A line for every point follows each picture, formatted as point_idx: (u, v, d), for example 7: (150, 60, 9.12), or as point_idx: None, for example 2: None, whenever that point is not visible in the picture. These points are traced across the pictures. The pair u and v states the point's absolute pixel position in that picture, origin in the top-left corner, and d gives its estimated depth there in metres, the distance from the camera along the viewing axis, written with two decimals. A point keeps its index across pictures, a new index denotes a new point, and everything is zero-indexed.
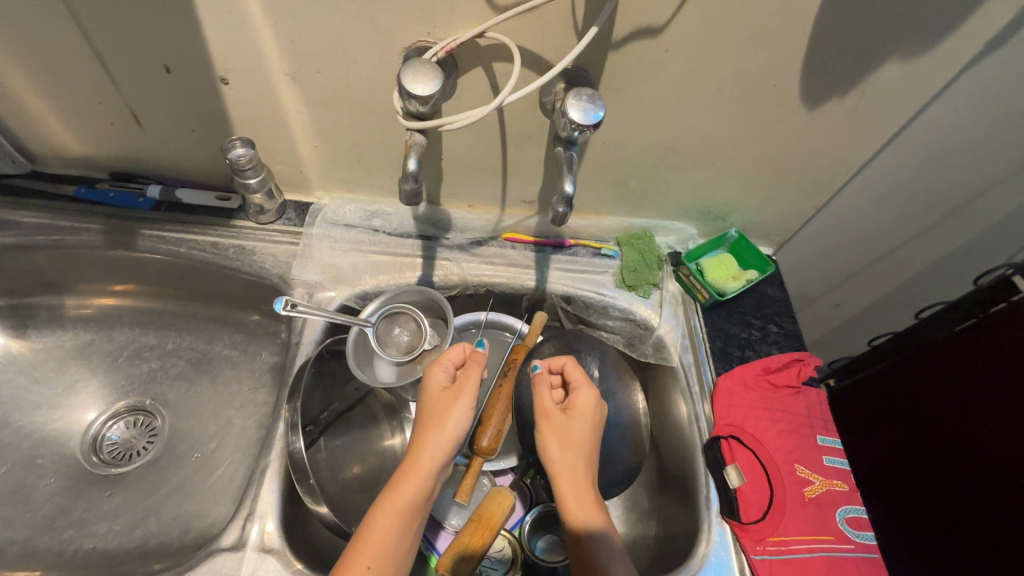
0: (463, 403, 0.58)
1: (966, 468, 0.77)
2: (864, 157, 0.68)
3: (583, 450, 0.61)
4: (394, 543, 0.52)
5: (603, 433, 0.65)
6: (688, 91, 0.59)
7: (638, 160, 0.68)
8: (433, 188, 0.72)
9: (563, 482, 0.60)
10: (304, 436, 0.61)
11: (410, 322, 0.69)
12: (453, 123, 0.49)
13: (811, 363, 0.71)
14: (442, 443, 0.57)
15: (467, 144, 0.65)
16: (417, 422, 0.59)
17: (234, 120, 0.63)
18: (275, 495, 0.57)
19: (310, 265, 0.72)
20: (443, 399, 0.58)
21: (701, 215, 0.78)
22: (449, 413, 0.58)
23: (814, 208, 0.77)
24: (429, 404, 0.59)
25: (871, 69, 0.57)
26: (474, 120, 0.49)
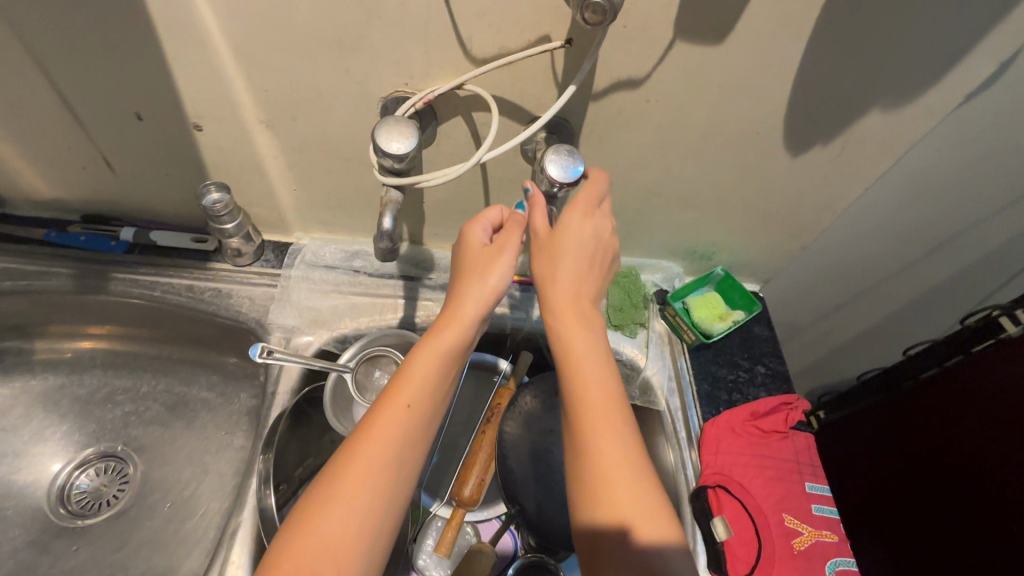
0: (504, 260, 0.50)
1: (954, 512, 0.75)
2: (849, 200, 0.67)
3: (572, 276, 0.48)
4: (436, 387, 0.47)
5: (603, 259, 0.51)
6: (670, 139, 0.58)
7: (621, 203, 0.67)
8: (415, 228, 0.71)
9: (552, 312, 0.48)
10: (277, 494, 0.59)
11: (390, 365, 0.66)
12: (431, 181, 0.49)
13: (799, 407, 0.70)
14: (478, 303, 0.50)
15: (448, 189, 0.64)
16: (452, 283, 0.52)
17: (208, 164, 0.62)
18: (246, 560, 0.55)
19: (288, 309, 0.70)
20: (486, 253, 0.51)
21: (686, 253, 0.77)
22: (487, 269, 0.50)
23: (800, 247, 0.76)
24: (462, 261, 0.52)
25: (854, 119, 0.56)
26: (452, 177, 0.49)
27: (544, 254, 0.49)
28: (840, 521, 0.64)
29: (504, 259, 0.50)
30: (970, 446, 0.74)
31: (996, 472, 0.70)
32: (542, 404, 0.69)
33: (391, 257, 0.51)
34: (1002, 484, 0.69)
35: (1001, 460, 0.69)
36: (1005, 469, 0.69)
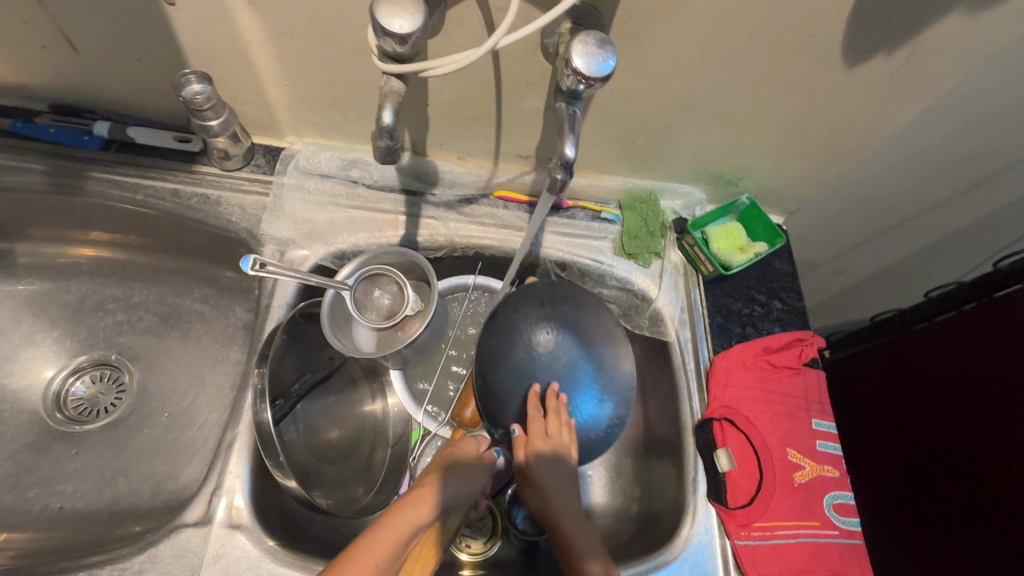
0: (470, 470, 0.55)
1: (961, 453, 0.74)
2: (899, 121, 0.61)
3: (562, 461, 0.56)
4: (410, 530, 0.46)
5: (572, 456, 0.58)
6: (712, 40, 0.51)
7: (648, 116, 0.60)
8: (418, 137, 0.65)
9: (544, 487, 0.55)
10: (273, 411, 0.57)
11: (392, 285, 0.63)
12: (437, 69, 0.42)
13: (814, 344, 0.67)
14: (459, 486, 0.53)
15: (457, 90, 0.57)
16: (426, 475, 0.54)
17: (186, 49, 0.54)
18: (244, 471, 0.55)
19: (282, 220, 0.66)
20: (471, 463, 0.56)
21: (711, 178, 0.71)
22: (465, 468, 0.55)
23: (835, 176, 0.71)
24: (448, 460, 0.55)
25: (927, 23, 0.49)
26: (460, 66, 0.43)
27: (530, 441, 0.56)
28: (842, 456, 0.64)
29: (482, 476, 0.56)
30: (986, 389, 0.72)
31: (1011, 414, 0.68)
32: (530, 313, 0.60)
33: (394, 161, 0.45)
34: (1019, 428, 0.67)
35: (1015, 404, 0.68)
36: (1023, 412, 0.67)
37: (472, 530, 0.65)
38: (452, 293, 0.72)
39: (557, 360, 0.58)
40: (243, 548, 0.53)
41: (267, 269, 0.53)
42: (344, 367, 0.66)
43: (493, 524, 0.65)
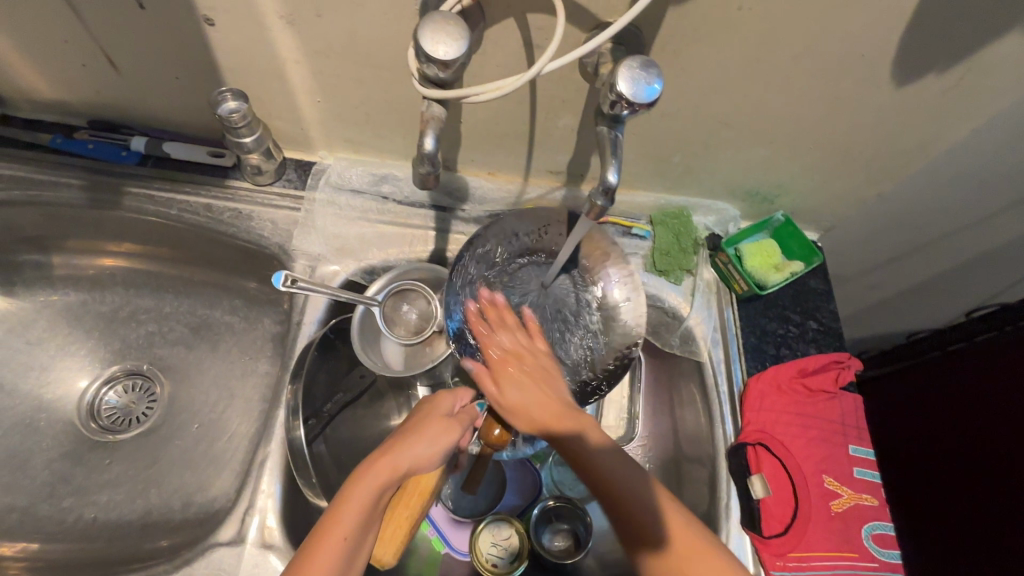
0: (443, 432, 0.49)
1: (1009, 480, 0.71)
2: (948, 139, 0.59)
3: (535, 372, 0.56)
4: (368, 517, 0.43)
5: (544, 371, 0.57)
6: (756, 59, 0.49)
7: (685, 134, 0.59)
8: (450, 152, 0.64)
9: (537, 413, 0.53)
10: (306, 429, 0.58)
11: (420, 301, 0.63)
12: (478, 95, 0.41)
13: (852, 367, 0.66)
14: (431, 446, 0.48)
15: (491, 108, 0.56)
16: (394, 433, 0.49)
17: (223, 67, 0.55)
18: (275, 490, 0.55)
19: (313, 235, 0.66)
20: (443, 422, 0.50)
21: (746, 195, 0.70)
22: (436, 433, 0.49)
23: (874, 193, 0.69)
24: (422, 417, 0.50)
25: (985, 42, 0.47)
26: (503, 92, 0.42)
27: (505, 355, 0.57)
28: (881, 485, 0.62)
29: (458, 434, 0.50)
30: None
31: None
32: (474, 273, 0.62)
33: (433, 186, 0.44)
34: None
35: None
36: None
37: (498, 550, 0.64)
38: None
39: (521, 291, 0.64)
40: (273, 569, 0.53)
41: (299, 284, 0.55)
42: (373, 385, 0.66)
43: (519, 543, 0.64)
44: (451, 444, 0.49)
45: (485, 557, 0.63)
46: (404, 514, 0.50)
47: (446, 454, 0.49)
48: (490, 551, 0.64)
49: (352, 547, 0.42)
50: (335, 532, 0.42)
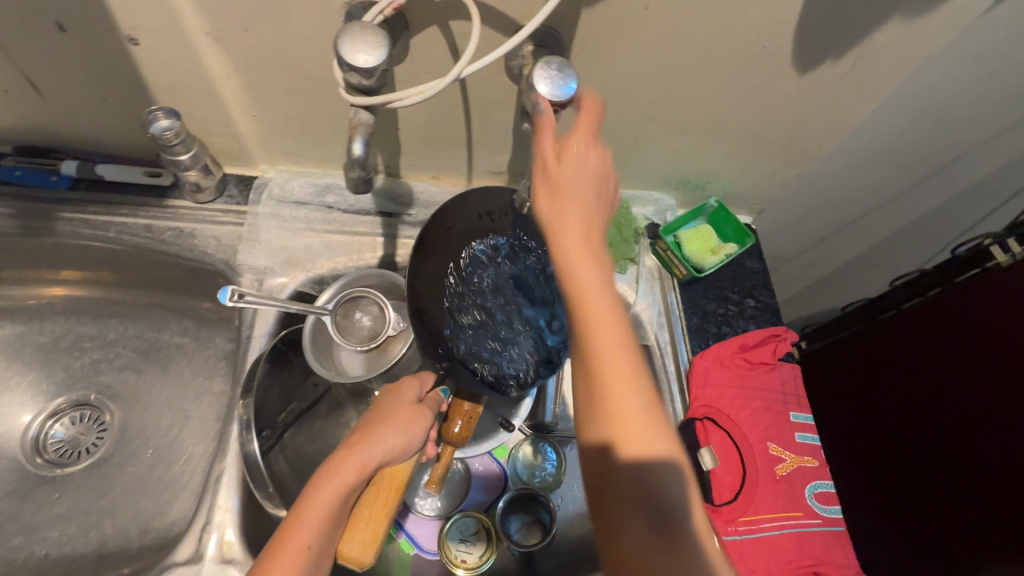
0: (415, 422, 0.51)
1: (934, 432, 0.77)
2: (852, 121, 0.64)
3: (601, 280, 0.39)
4: (337, 516, 0.45)
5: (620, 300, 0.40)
6: (670, 54, 0.53)
7: (614, 128, 0.62)
8: (391, 158, 0.65)
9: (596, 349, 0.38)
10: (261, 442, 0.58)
11: (372, 307, 0.64)
12: (404, 100, 0.42)
13: (788, 339, 0.70)
14: (403, 436, 0.49)
15: (426, 113, 0.58)
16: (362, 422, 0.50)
17: (153, 86, 0.55)
18: (233, 504, 0.55)
19: (258, 248, 0.65)
20: (412, 412, 0.51)
21: (680, 184, 0.74)
22: (407, 422, 0.50)
23: (795, 175, 0.74)
24: (389, 410, 0.51)
25: (869, 31, 0.51)
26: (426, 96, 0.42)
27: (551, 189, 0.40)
28: (820, 446, 0.66)
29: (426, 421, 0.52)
30: (951, 376, 0.75)
31: (981, 389, 0.72)
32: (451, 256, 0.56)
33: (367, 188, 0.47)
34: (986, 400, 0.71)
35: (978, 380, 0.72)
36: (988, 385, 0.71)
37: (467, 546, 0.66)
38: None
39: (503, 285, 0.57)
40: None
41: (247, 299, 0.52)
42: (329, 393, 0.66)
43: (488, 540, 0.66)
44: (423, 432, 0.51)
45: (454, 554, 0.64)
46: (383, 508, 0.51)
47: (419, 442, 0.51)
48: (458, 546, 0.65)
49: (320, 548, 0.43)
50: (301, 535, 0.42)
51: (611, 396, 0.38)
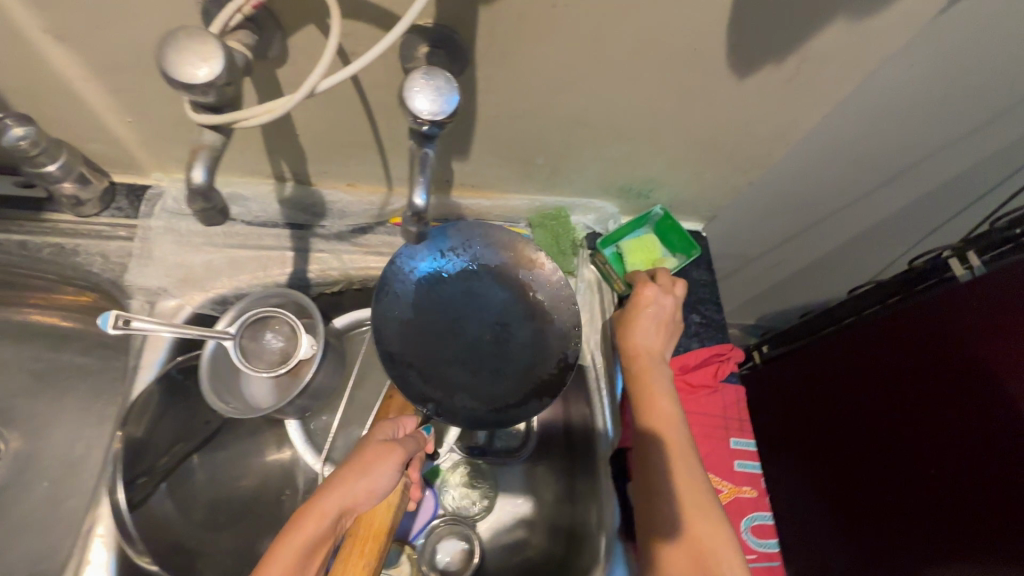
0: (384, 461, 0.47)
1: (891, 443, 0.74)
2: (801, 128, 0.58)
3: (651, 327, 0.60)
4: None
5: (671, 328, 0.61)
6: (591, 58, 0.46)
7: (540, 136, 0.56)
8: (298, 166, 0.59)
9: (642, 362, 0.59)
10: (133, 492, 0.53)
11: (284, 326, 0.60)
12: (250, 118, 0.36)
13: (731, 359, 0.66)
14: (369, 477, 0.46)
15: (327, 118, 0.52)
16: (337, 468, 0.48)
17: (4, 89, 0.47)
18: (106, 562, 0.50)
19: (151, 267, 0.59)
20: (379, 449, 0.48)
21: (621, 192, 0.68)
22: (373, 462, 0.46)
23: (746, 183, 0.68)
24: (355, 449, 0.48)
25: (811, 33, 0.45)
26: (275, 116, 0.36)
27: (630, 318, 0.61)
28: (761, 475, 0.63)
29: (397, 456, 0.48)
30: (902, 384, 0.73)
31: (927, 397, 0.69)
32: (406, 300, 0.57)
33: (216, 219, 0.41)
34: (924, 404, 0.69)
35: (918, 387, 0.70)
36: (929, 388, 0.69)
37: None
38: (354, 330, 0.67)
39: (468, 309, 0.58)
40: None
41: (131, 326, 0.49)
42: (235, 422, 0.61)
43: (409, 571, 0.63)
44: (396, 470, 0.47)
45: None
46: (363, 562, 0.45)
47: (392, 483, 0.46)
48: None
49: None
50: None
51: (643, 392, 0.57)
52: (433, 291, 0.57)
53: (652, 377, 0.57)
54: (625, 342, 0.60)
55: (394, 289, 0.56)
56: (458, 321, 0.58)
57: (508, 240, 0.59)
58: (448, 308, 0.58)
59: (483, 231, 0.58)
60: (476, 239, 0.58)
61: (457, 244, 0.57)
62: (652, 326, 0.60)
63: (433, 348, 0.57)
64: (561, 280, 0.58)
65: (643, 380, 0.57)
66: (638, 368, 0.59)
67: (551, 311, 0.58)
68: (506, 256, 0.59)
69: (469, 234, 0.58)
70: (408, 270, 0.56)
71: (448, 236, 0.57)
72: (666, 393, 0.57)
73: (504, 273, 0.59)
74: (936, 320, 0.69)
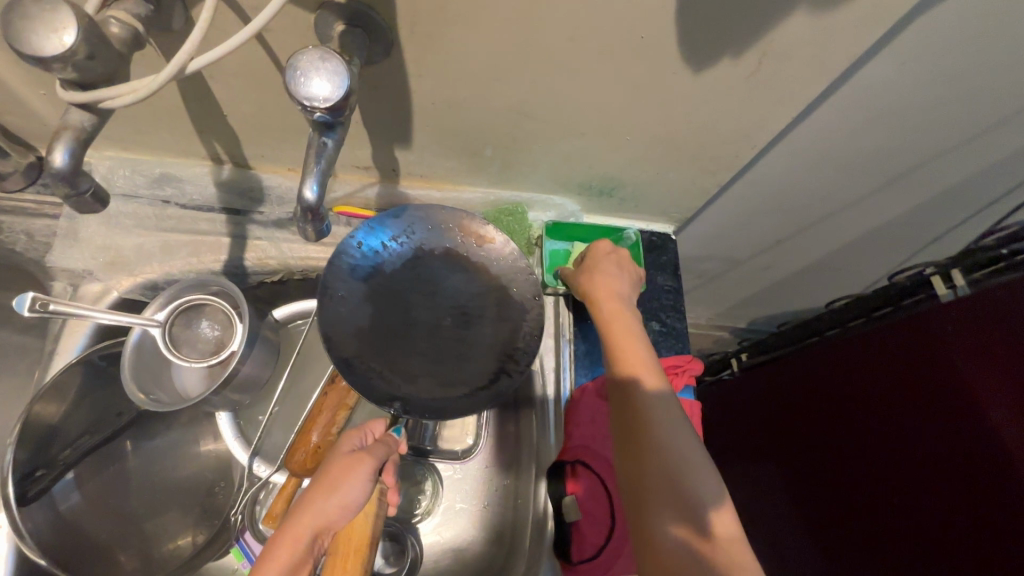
0: (353, 475, 0.44)
1: (870, 460, 0.67)
2: (770, 128, 0.54)
3: (618, 284, 0.58)
4: None
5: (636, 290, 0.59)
6: (528, 44, 0.42)
7: (485, 127, 0.52)
8: (232, 148, 0.56)
9: (611, 317, 0.55)
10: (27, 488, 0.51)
11: (219, 314, 0.57)
12: (115, 99, 0.33)
13: (689, 370, 0.61)
14: (339, 495, 0.44)
15: (251, 99, 0.48)
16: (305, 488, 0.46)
17: None
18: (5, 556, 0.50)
19: (78, 249, 0.57)
20: (344, 463, 0.45)
21: (582, 188, 0.64)
22: (341, 479, 0.44)
23: (716, 185, 0.64)
24: (322, 467, 0.46)
25: (772, 24, 0.41)
26: (145, 94, 0.33)
27: (593, 275, 0.58)
28: None
29: (365, 466, 0.45)
30: (881, 399, 0.67)
31: (906, 413, 0.63)
32: (350, 297, 0.51)
33: (92, 202, 0.38)
34: (905, 418, 0.63)
35: (896, 401, 0.65)
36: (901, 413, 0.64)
37: None
38: (295, 321, 0.65)
39: (424, 302, 0.53)
40: None
41: (55, 309, 0.45)
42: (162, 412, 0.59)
43: None
44: (369, 482, 0.45)
45: None
46: None
47: (365, 497, 0.45)
48: None
49: None
50: None
51: (620, 347, 0.52)
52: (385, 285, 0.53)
53: (624, 332, 0.53)
54: (593, 297, 0.56)
55: (337, 291, 0.51)
56: (411, 315, 0.53)
57: (453, 220, 0.54)
58: (402, 303, 0.53)
59: (428, 214, 0.53)
60: (420, 224, 0.53)
61: (398, 231, 0.53)
62: (619, 282, 0.58)
63: (388, 348, 0.52)
64: (516, 252, 0.54)
65: (616, 335, 0.53)
66: (608, 321, 0.54)
67: (509, 284, 0.54)
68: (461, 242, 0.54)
69: (421, 221, 0.54)
70: (349, 265, 0.51)
71: (387, 225, 0.52)
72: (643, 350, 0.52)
73: (455, 254, 0.54)
74: (903, 343, 0.65)
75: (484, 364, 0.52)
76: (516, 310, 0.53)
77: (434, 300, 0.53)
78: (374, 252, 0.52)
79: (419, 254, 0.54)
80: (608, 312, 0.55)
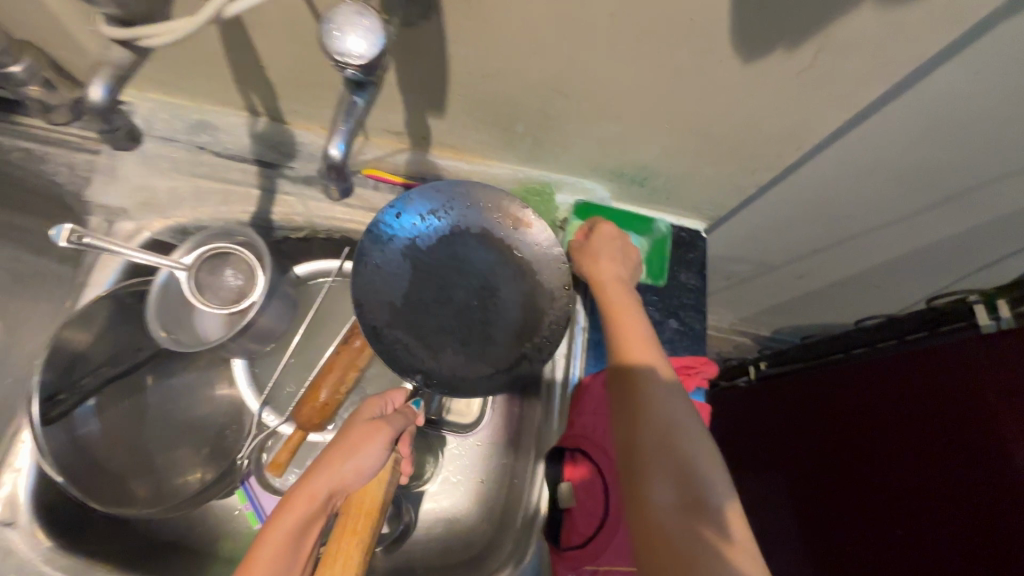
0: (370, 442, 0.45)
1: (882, 484, 0.65)
2: (819, 130, 0.51)
3: (618, 265, 0.57)
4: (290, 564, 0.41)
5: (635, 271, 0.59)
6: (572, 18, 0.41)
7: (520, 102, 0.51)
8: (268, 101, 0.56)
9: (611, 298, 0.54)
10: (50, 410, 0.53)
11: (244, 265, 0.57)
12: (151, 37, 0.34)
13: (701, 373, 0.60)
14: (353, 460, 0.44)
15: (290, 53, 0.48)
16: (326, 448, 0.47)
17: None
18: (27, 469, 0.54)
19: (116, 186, 0.59)
20: (363, 429, 0.46)
21: (613, 175, 0.62)
22: (359, 444, 0.45)
23: (754, 184, 0.61)
24: (342, 430, 0.47)
25: (834, 17, 0.38)
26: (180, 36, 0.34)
27: (591, 257, 0.57)
28: None
29: (383, 434, 0.46)
30: (901, 425, 0.64)
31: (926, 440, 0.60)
32: (384, 267, 0.52)
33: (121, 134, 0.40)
34: (924, 445, 0.60)
35: (918, 427, 0.62)
36: (918, 441, 0.61)
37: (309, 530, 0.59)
38: (315, 278, 0.66)
39: (454, 282, 0.53)
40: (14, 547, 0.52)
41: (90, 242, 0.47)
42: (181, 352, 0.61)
43: None
44: (385, 451, 0.46)
45: None
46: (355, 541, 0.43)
47: (379, 464, 0.45)
48: None
49: None
50: None
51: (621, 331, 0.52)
52: (420, 260, 0.52)
53: (625, 315, 0.53)
54: (594, 281, 0.56)
55: (374, 260, 0.51)
56: (440, 292, 0.53)
57: (496, 201, 0.53)
58: (433, 280, 0.53)
59: (467, 192, 0.53)
60: (460, 201, 0.53)
61: (438, 206, 0.52)
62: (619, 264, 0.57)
63: (417, 323, 0.52)
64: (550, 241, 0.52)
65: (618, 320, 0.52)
66: (609, 304, 0.54)
67: (539, 271, 0.53)
68: (498, 224, 0.53)
69: (457, 199, 0.53)
70: (389, 237, 0.51)
71: (428, 198, 0.52)
72: (643, 333, 0.52)
73: (493, 236, 0.53)
74: (931, 372, 0.62)
75: (508, 348, 0.53)
76: (545, 300, 0.53)
77: (463, 281, 0.53)
78: (414, 225, 0.52)
79: (456, 231, 0.53)
80: (609, 294, 0.54)
